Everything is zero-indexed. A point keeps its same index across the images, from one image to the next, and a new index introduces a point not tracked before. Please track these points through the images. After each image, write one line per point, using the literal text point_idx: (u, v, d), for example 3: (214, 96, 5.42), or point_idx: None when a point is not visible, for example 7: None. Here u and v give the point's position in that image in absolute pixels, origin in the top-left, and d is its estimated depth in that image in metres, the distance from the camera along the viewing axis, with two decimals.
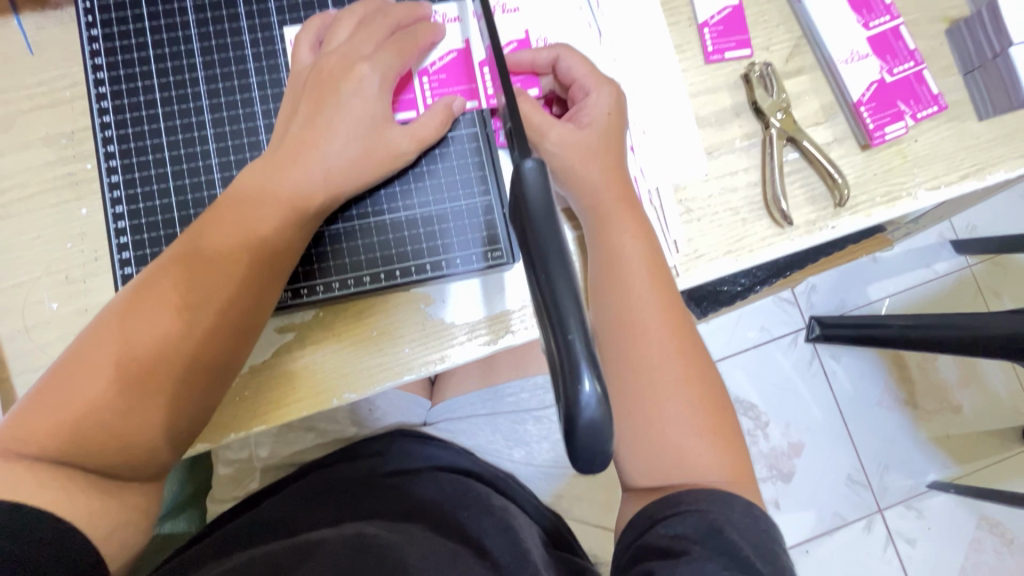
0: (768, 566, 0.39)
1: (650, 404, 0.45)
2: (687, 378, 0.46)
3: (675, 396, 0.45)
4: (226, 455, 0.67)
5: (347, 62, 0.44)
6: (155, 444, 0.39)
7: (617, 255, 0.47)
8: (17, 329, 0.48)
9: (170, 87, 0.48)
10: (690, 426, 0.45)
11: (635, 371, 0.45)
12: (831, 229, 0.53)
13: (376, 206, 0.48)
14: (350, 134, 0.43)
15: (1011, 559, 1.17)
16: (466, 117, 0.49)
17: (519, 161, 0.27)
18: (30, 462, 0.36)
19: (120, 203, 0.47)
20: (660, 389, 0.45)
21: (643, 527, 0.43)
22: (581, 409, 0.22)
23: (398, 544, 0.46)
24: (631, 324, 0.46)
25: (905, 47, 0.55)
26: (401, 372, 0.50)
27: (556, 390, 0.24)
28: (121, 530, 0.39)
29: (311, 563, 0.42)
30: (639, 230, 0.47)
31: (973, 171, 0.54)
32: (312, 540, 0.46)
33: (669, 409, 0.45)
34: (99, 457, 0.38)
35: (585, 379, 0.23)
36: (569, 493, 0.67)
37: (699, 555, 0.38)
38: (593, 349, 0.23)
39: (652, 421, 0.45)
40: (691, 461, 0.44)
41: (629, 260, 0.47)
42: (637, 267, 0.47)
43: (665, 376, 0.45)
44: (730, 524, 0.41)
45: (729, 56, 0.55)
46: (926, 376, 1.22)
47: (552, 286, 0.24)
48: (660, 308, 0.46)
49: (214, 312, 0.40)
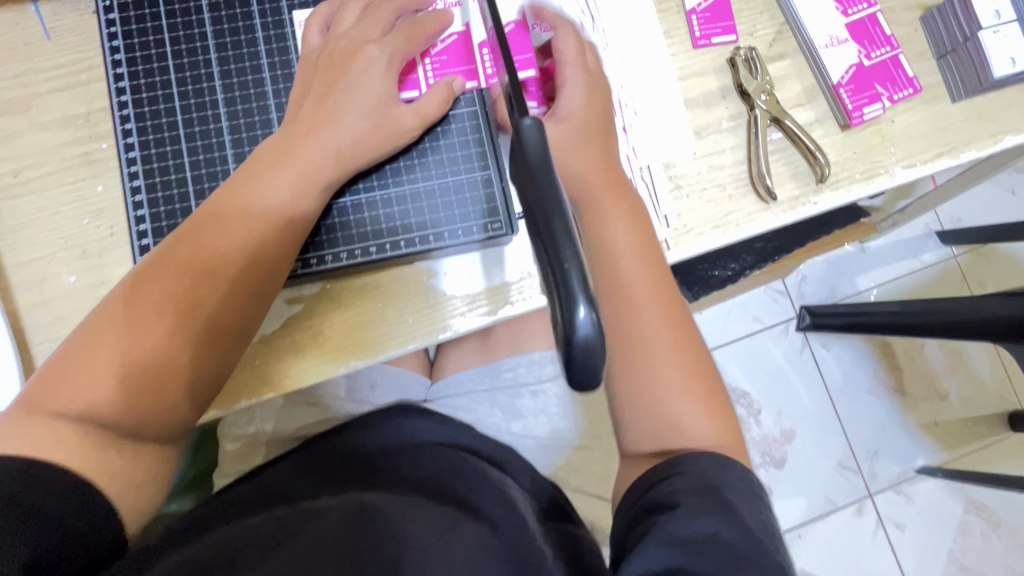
0: (756, 520, 0.41)
1: (646, 372, 0.48)
2: (680, 345, 0.48)
3: (670, 362, 0.48)
4: (234, 431, 0.70)
5: (356, 44, 0.46)
6: (176, 403, 0.42)
7: (609, 234, 0.49)
8: (36, 301, 0.50)
9: (184, 68, 0.50)
10: (673, 386, 0.48)
11: (626, 337, 0.48)
12: (814, 204, 0.56)
13: (382, 181, 0.51)
14: (358, 108, 0.45)
15: (998, 541, 1.20)
16: (466, 96, 0.52)
17: (518, 120, 0.29)
18: (54, 418, 0.38)
19: (137, 177, 0.49)
20: (657, 357, 0.48)
21: (647, 485, 0.44)
22: (577, 331, 0.25)
23: (396, 509, 0.45)
24: (622, 293, 0.48)
25: (881, 33, 0.58)
26: (405, 342, 0.52)
27: (554, 321, 0.27)
28: (136, 491, 0.40)
29: (312, 527, 0.42)
30: (627, 211, 0.50)
31: (948, 150, 0.57)
32: (314, 506, 0.46)
33: (666, 376, 0.48)
34: (123, 415, 0.39)
35: (580, 306, 0.25)
36: (567, 466, 0.69)
37: (694, 508, 0.40)
38: (588, 283, 0.26)
39: (651, 388, 0.47)
40: (689, 425, 0.47)
41: (620, 237, 0.49)
42: (629, 245, 0.49)
43: (655, 342, 0.48)
44: (724, 484, 0.43)
45: (715, 41, 0.57)
46: (913, 363, 1.25)
47: (550, 225, 0.27)
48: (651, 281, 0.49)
49: (232, 275, 0.43)
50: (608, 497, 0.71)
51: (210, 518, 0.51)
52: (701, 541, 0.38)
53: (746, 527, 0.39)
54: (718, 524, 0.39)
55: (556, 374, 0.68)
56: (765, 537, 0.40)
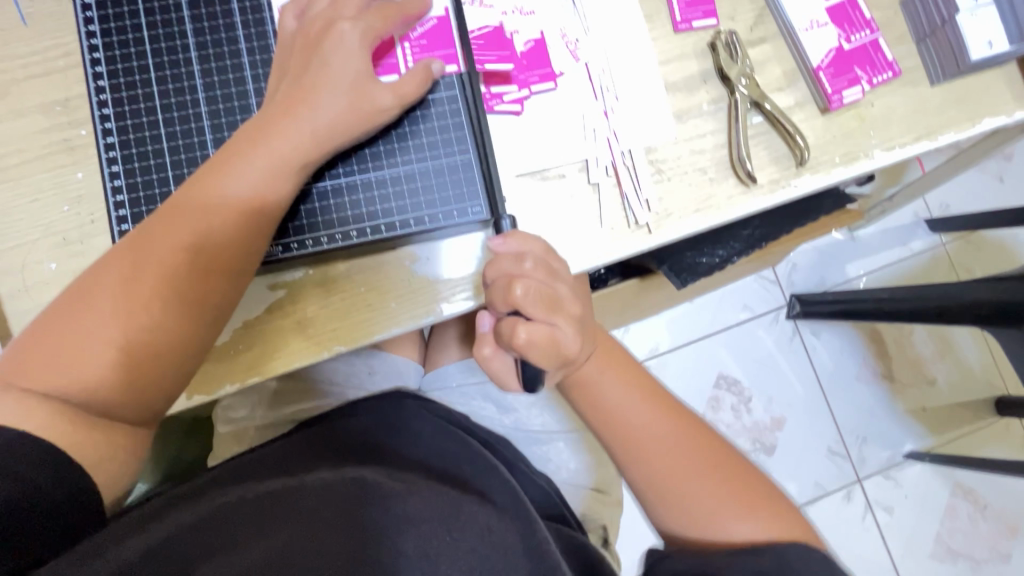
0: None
1: (673, 486, 0.48)
2: (691, 449, 0.49)
3: (691, 471, 0.48)
4: (225, 417, 0.70)
5: (330, 23, 0.46)
6: (157, 382, 0.42)
7: (589, 375, 0.51)
8: (17, 288, 0.50)
9: (162, 53, 0.50)
10: (722, 505, 0.47)
11: (657, 484, 0.49)
12: (793, 187, 0.56)
13: (363, 165, 0.51)
14: (336, 88, 0.45)
15: (986, 525, 1.22)
16: (445, 80, 0.52)
17: (501, 220, 0.51)
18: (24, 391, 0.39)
19: (116, 162, 0.49)
20: (674, 469, 0.48)
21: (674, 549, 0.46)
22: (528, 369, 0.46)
23: (392, 491, 0.43)
24: (634, 440, 0.50)
25: (861, 17, 0.58)
26: (390, 326, 0.52)
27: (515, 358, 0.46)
28: (108, 464, 0.40)
29: (292, 521, 0.39)
30: (614, 362, 0.52)
31: (926, 133, 0.58)
32: (310, 481, 0.44)
33: (693, 485, 0.48)
34: (101, 392, 0.40)
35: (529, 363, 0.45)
36: (554, 453, 0.70)
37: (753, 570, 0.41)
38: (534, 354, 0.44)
39: (681, 498, 0.48)
40: (729, 527, 0.46)
41: (601, 376, 0.51)
42: (610, 376, 0.51)
43: (687, 483, 0.48)
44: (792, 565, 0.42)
45: (696, 25, 0.58)
46: (901, 350, 1.27)
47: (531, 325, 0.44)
48: (644, 400, 0.51)
49: (210, 256, 0.43)
50: (599, 484, 0.72)
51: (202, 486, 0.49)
52: None
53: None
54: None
55: None
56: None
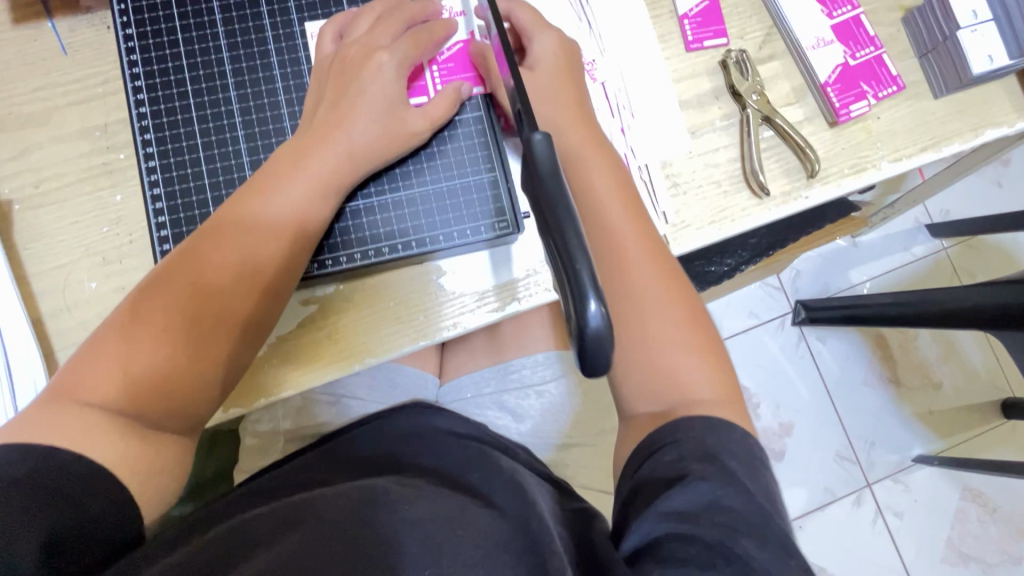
0: (759, 488, 0.40)
1: (636, 323, 0.47)
2: (666, 297, 0.48)
3: (658, 308, 0.47)
4: (253, 428, 0.72)
5: (368, 51, 0.49)
6: (197, 387, 0.43)
7: (588, 185, 0.49)
8: (59, 307, 0.51)
9: (200, 80, 0.52)
10: (678, 345, 0.47)
11: (632, 307, 0.47)
12: (805, 199, 0.59)
13: (393, 184, 0.53)
14: (371, 114, 0.48)
15: (995, 527, 1.22)
16: (472, 102, 0.54)
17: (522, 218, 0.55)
18: (79, 407, 0.40)
19: (157, 185, 0.51)
20: (646, 299, 0.48)
21: (644, 456, 0.43)
22: (587, 324, 0.27)
23: (401, 498, 0.45)
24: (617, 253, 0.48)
25: (865, 33, 0.61)
26: (418, 339, 0.54)
27: (568, 310, 0.29)
28: (154, 480, 0.41)
29: (304, 527, 0.40)
30: (613, 172, 0.50)
31: (931, 144, 0.60)
32: (323, 494, 0.45)
33: (658, 323, 0.47)
34: (145, 398, 0.41)
35: (592, 301, 0.28)
36: (574, 464, 0.72)
37: (697, 476, 0.39)
38: (599, 277, 0.27)
39: (640, 339, 0.47)
40: (675, 373, 0.46)
41: (600, 190, 0.49)
42: (608, 195, 0.49)
43: (656, 317, 0.47)
44: (730, 453, 0.42)
45: (708, 44, 0.60)
46: (906, 354, 1.28)
47: (548, 196, 0.30)
48: (635, 231, 0.49)
49: (252, 274, 0.45)
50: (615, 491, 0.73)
51: (219, 513, 0.50)
52: (699, 509, 0.38)
53: (743, 490, 0.39)
54: (718, 489, 0.38)
55: (559, 375, 0.70)
56: (760, 496, 0.40)
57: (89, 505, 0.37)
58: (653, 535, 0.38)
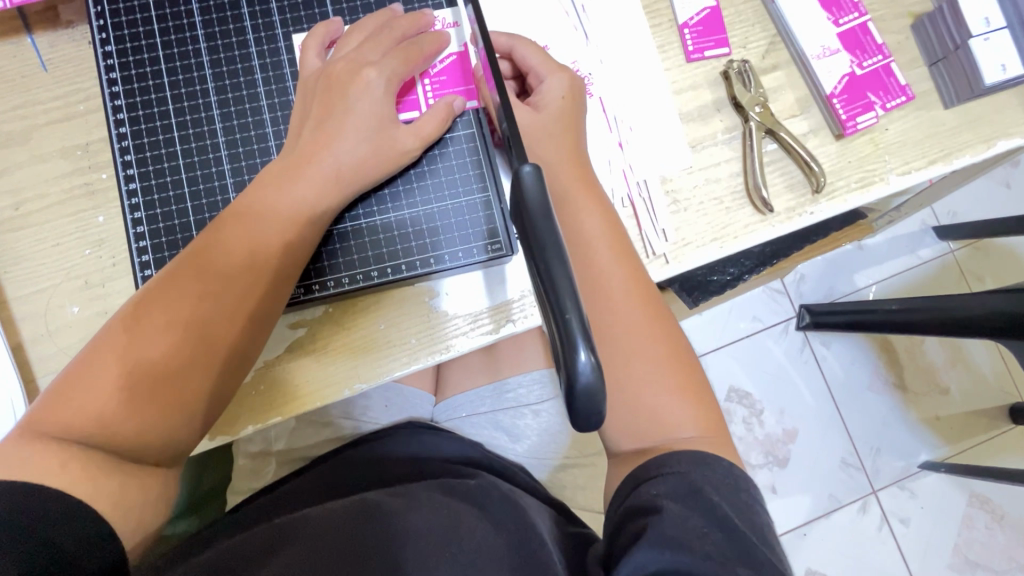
0: (747, 523, 0.39)
1: (622, 367, 0.46)
2: (654, 339, 0.47)
3: (645, 353, 0.47)
4: (247, 448, 0.70)
5: (354, 67, 0.47)
6: (180, 421, 0.42)
7: (579, 230, 0.48)
8: (41, 332, 0.50)
9: (182, 99, 0.51)
10: (665, 383, 0.46)
11: (621, 350, 0.46)
12: (810, 214, 0.56)
13: (381, 206, 0.51)
14: (357, 134, 0.46)
15: (1003, 535, 1.20)
16: (463, 119, 0.52)
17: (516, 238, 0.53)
18: (52, 443, 0.38)
19: (138, 209, 0.49)
20: (632, 344, 0.47)
21: (629, 490, 0.42)
22: (578, 377, 0.26)
23: (398, 510, 0.44)
24: (607, 293, 0.47)
25: (873, 41, 0.58)
26: (409, 363, 0.52)
27: (558, 359, 0.27)
28: (138, 511, 0.40)
29: (299, 543, 0.40)
30: (598, 205, 0.49)
31: (941, 157, 0.58)
32: (315, 512, 0.45)
33: (644, 370, 0.46)
34: (124, 435, 0.40)
35: (581, 351, 0.26)
36: (571, 481, 0.71)
37: (680, 512, 0.38)
38: (588, 325, 0.26)
39: (625, 384, 0.46)
40: (663, 415, 0.46)
41: (591, 234, 0.48)
42: (599, 240, 0.48)
43: (644, 357, 0.47)
44: (717, 486, 0.41)
45: (709, 54, 0.58)
46: (913, 360, 1.26)
47: (537, 236, 0.28)
48: (625, 275, 0.48)
49: (235, 302, 0.43)
50: None
51: (209, 539, 0.49)
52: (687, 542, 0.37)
53: (730, 526, 0.38)
54: (705, 526, 0.38)
55: (556, 394, 0.68)
56: (749, 531, 0.38)
57: (67, 544, 0.36)
58: (648, 567, 0.36)
